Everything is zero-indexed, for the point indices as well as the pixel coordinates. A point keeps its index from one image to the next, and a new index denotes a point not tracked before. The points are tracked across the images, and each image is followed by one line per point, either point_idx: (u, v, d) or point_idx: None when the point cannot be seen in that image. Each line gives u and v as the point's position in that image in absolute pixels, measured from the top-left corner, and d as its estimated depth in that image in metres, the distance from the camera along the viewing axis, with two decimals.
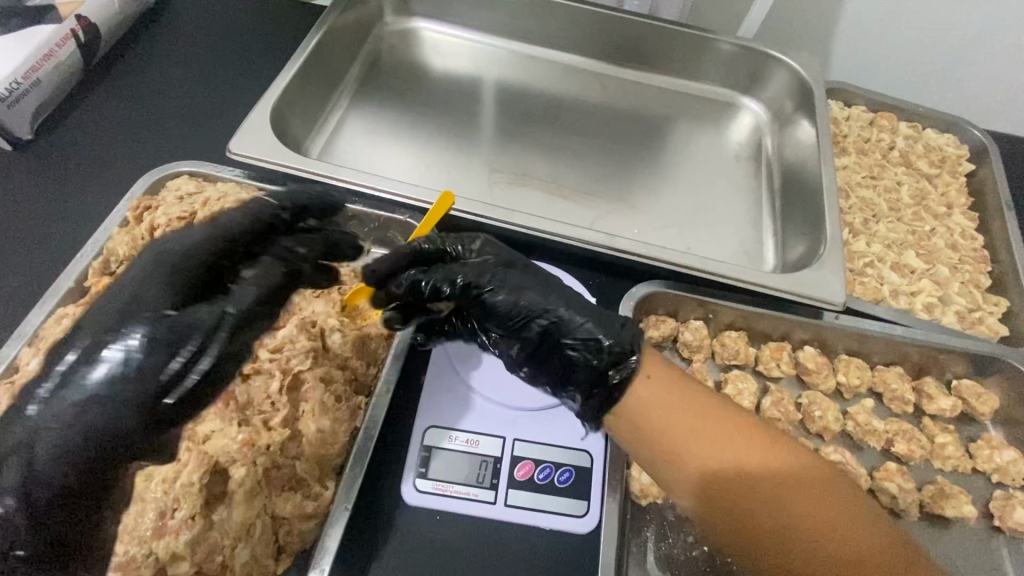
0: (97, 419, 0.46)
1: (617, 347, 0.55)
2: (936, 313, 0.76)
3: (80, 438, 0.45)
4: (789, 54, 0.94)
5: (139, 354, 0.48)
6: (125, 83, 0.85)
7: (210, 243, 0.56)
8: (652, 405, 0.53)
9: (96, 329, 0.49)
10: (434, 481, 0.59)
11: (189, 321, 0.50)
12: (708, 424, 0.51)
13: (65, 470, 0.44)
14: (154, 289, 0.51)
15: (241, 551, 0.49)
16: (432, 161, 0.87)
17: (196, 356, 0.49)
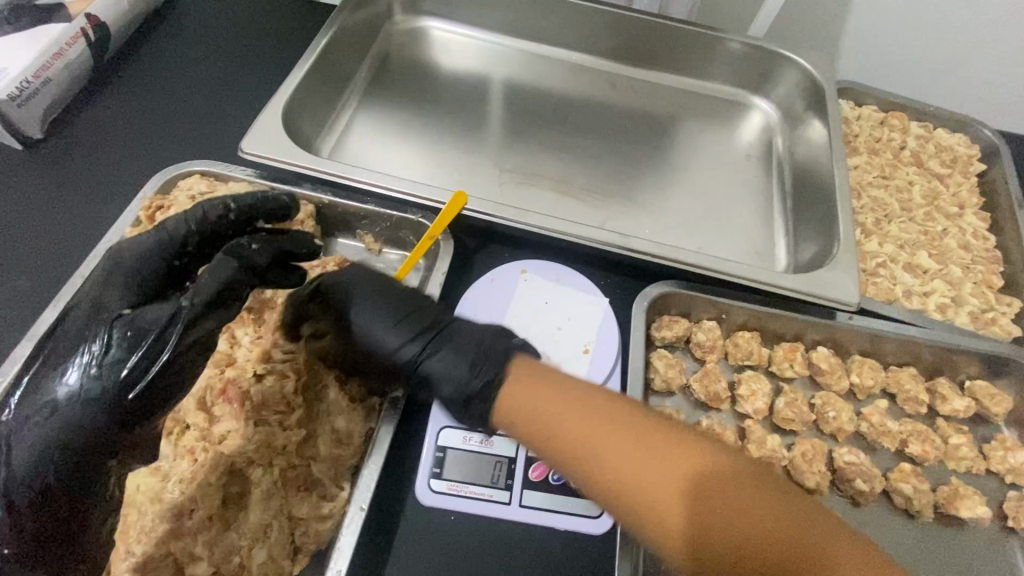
0: (73, 420, 0.43)
1: (465, 411, 0.54)
2: (949, 314, 0.75)
3: (54, 443, 0.42)
4: (800, 53, 0.94)
5: (103, 356, 0.44)
6: (134, 82, 0.84)
7: (159, 250, 0.52)
8: (557, 421, 0.47)
9: (69, 339, 0.47)
10: (449, 482, 0.58)
11: (147, 317, 0.45)
12: (618, 440, 0.46)
13: (43, 472, 0.42)
14: (112, 293, 0.49)
15: (258, 551, 0.51)
16: (442, 161, 0.87)
17: (155, 347, 0.43)
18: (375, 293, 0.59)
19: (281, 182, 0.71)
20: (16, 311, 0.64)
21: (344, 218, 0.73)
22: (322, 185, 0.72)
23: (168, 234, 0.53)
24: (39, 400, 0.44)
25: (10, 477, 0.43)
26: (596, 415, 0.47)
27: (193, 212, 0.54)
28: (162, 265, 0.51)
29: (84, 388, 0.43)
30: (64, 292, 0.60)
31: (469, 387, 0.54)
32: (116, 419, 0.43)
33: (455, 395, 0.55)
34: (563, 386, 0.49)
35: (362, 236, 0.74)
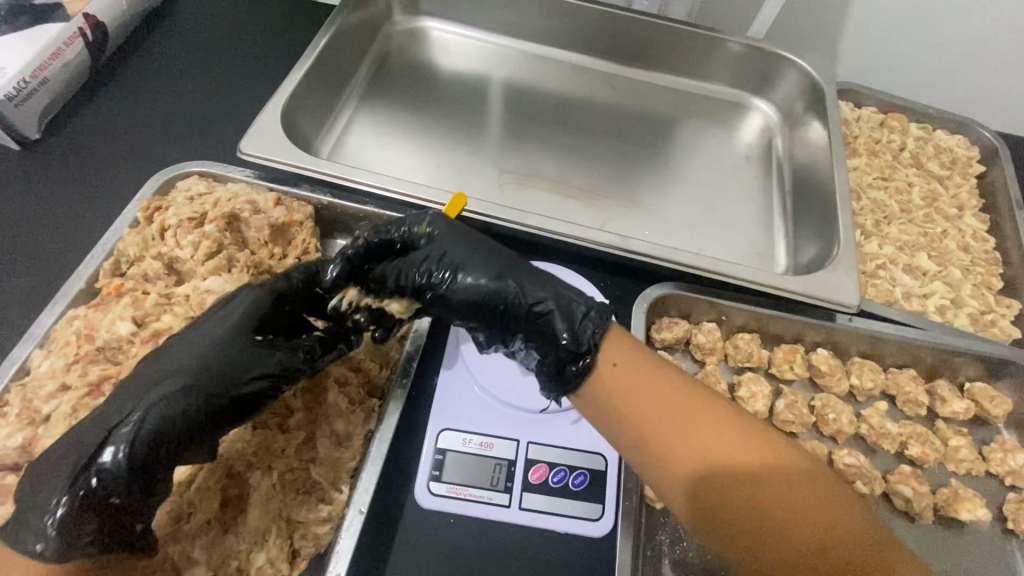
0: (185, 412, 0.45)
1: (577, 341, 0.53)
2: (949, 316, 0.75)
3: (189, 427, 0.45)
4: (800, 54, 0.93)
5: (249, 373, 0.48)
6: (132, 82, 0.84)
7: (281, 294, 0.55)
8: (628, 385, 0.51)
9: (196, 358, 0.47)
10: (448, 484, 0.58)
11: (270, 358, 0.50)
12: (688, 416, 0.49)
13: (162, 446, 0.44)
14: (225, 323, 0.50)
15: (257, 555, 0.50)
16: (442, 161, 0.87)
17: (264, 381, 0.49)
18: (463, 238, 0.58)
19: (280, 183, 0.71)
20: (11, 311, 0.64)
21: (343, 219, 0.72)
22: (321, 187, 0.72)
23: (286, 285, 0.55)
24: (155, 389, 0.45)
25: (136, 445, 0.43)
26: (663, 386, 0.51)
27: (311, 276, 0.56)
28: (275, 315, 0.53)
29: (215, 389, 0.46)
30: (61, 294, 0.60)
31: (582, 311, 0.54)
32: (223, 421, 0.47)
33: (569, 324, 0.54)
34: (639, 357, 0.53)
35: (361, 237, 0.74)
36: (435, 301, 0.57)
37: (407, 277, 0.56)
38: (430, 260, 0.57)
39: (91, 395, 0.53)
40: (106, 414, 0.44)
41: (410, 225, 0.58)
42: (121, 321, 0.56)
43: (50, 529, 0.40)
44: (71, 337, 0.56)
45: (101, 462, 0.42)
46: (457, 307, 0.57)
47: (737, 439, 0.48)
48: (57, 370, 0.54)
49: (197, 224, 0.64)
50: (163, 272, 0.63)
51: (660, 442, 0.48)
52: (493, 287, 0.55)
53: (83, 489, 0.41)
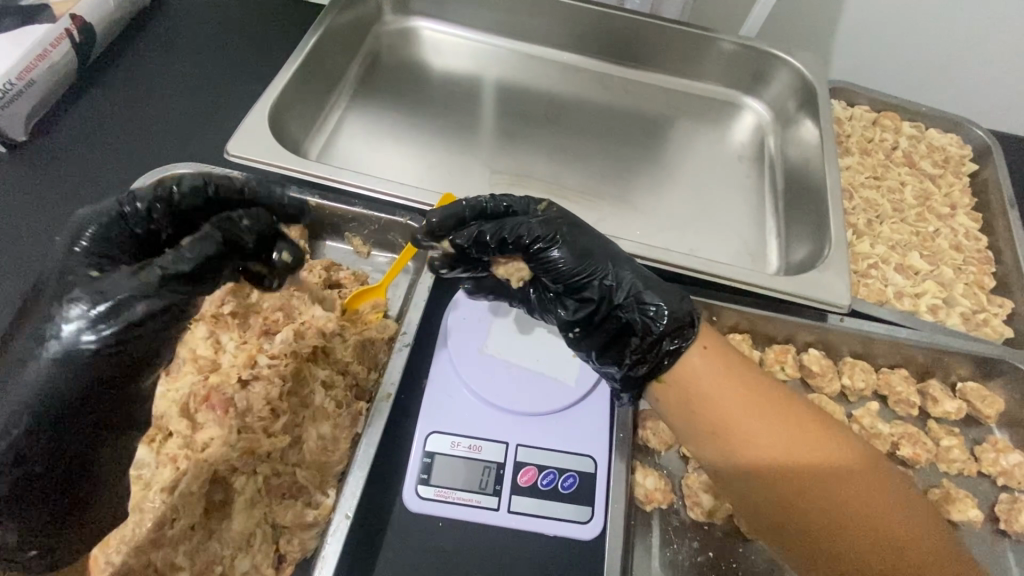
0: (42, 388, 0.44)
1: (679, 315, 0.55)
2: (940, 315, 0.75)
3: (46, 405, 0.44)
4: (792, 53, 0.93)
5: (80, 324, 0.44)
6: (119, 84, 0.84)
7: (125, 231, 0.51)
8: (709, 382, 0.54)
9: (44, 316, 0.46)
10: (436, 488, 0.58)
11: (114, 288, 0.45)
12: (761, 410, 0.53)
13: (33, 438, 0.44)
14: (72, 267, 0.48)
15: (241, 562, 0.51)
16: (433, 162, 0.86)
17: (122, 321, 0.45)
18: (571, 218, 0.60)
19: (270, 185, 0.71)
20: None
21: (332, 221, 0.72)
22: (312, 189, 0.71)
23: (128, 202, 0.52)
24: (19, 375, 0.45)
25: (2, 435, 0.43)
26: (740, 385, 0.54)
27: (171, 180, 0.52)
28: (130, 241, 0.52)
29: (63, 347, 0.44)
30: None
31: (677, 294, 0.56)
32: (86, 391, 0.45)
33: (666, 297, 0.56)
34: (720, 353, 0.56)
35: (351, 238, 0.74)
36: (541, 262, 0.58)
37: (523, 232, 0.57)
38: (547, 221, 0.58)
39: None
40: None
41: (531, 203, 0.62)
42: None
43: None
44: None
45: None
46: (562, 272, 0.57)
47: (804, 435, 0.52)
48: None
49: None
50: None
51: (730, 428, 0.53)
52: (598, 260, 0.57)
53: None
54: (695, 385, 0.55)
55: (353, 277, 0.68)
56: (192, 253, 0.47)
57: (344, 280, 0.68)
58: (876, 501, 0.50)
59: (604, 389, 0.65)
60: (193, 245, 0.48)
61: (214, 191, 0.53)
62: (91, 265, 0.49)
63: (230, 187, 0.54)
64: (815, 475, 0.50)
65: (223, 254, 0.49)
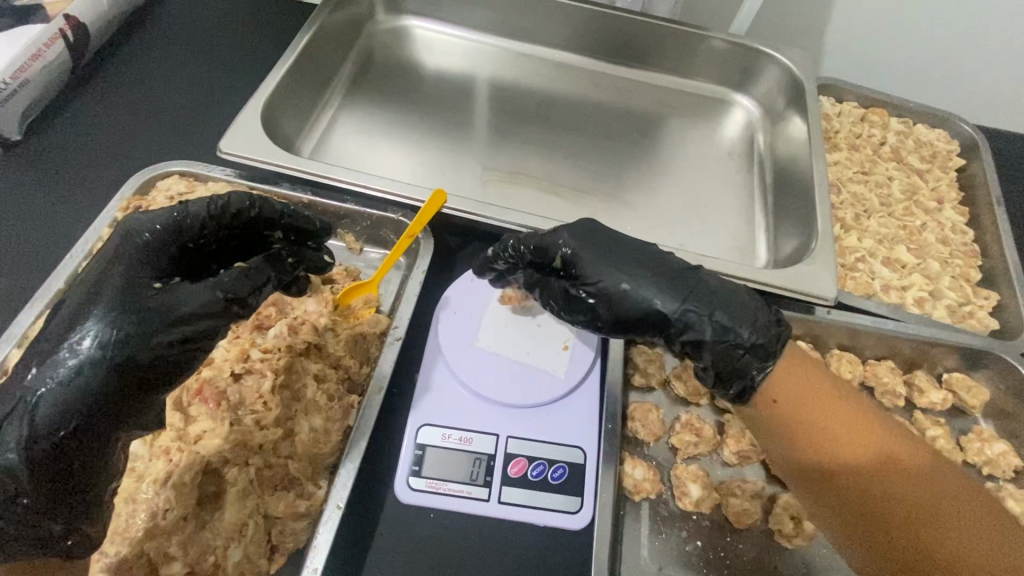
0: (86, 393, 0.41)
1: (736, 374, 0.56)
2: (927, 307, 0.76)
3: (78, 410, 0.41)
4: (780, 50, 0.94)
5: (104, 339, 0.42)
6: (113, 83, 0.84)
7: (164, 236, 0.47)
8: (790, 390, 0.55)
9: (67, 320, 0.44)
10: (427, 479, 0.58)
11: (157, 306, 0.44)
12: (842, 428, 0.52)
13: (58, 438, 0.40)
14: (118, 274, 0.45)
15: (233, 551, 0.50)
16: (425, 160, 0.87)
17: (177, 334, 0.44)
18: (606, 267, 0.59)
19: (263, 183, 0.72)
20: None
21: (324, 218, 0.73)
22: (303, 187, 0.71)
23: (184, 213, 0.47)
24: (46, 366, 0.42)
25: (38, 429, 0.40)
26: (824, 403, 0.53)
27: (220, 194, 0.49)
28: (176, 248, 0.47)
29: (85, 358, 0.42)
30: (39, 294, 0.60)
31: (744, 349, 0.55)
32: (135, 394, 0.43)
33: (729, 358, 0.56)
34: (807, 369, 0.56)
35: (343, 235, 0.75)
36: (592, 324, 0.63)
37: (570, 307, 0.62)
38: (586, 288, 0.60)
39: None
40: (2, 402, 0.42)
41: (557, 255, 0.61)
42: None
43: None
44: None
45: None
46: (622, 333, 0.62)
47: (889, 453, 0.51)
48: None
49: None
50: None
51: (806, 444, 0.53)
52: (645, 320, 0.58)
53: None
54: (774, 392, 0.56)
55: (346, 272, 0.69)
56: (246, 280, 0.47)
57: (336, 276, 0.68)
58: (955, 531, 0.46)
59: (593, 381, 0.66)
60: (247, 274, 0.48)
61: (257, 215, 0.51)
62: (153, 277, 0.46)
63: (272, 214, 0.51)
64: (869, 488, 0.50)
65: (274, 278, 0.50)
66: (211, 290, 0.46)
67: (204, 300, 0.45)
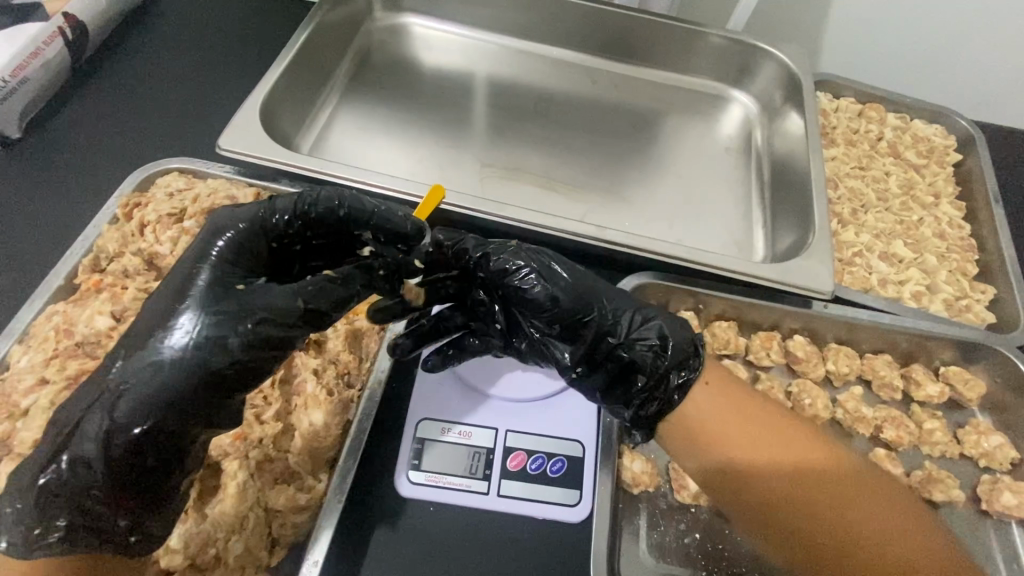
0: (169, 388, 0.42)
1: (682, 345, 0.55)
2: (924, 301, 0.77)
3: (164, 404, 0.42)
4: (777, 46, 0.94)
5: (190, 338, 0.43)
6: (112, 81, 0.84)
7: (254, 234, 0.49)
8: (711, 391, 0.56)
9: (152, 317, 0.44)
10: (427, 473, 0.59)
11: (242, 307, 0.45)
12: (760, 429, 0.54)
13: (140, 431, 0.41)
14: (205, 271, 0.46)
15: (235, 544, 0.50)
16: (423, 156, 0.87)
17: (255, 338, 0.44)
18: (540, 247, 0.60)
19: (263, 179, 0.72)
20: None
21: None
22: (300, 181, 0.71)
23: (271, 212, 0.50)
24: (132, 359, 0.42)
25: (119, 421, 0.41)
26: (745, 409, 0.55)
27: (309, 194, 0.51)
28: (263, 245, 0.50)
29: (170, 355, 0.42)
30: (39, 291, 0.60)
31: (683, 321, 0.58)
32: (213, 395, 0.44)
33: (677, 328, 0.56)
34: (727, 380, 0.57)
35: None
36: (525, 296, 0.55)
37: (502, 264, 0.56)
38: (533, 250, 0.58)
39: (70, 388, 0.54)
40: (84, 393, 0.43)
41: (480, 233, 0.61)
42: (99, 315, 0.58)
43: (17, 522, 0.39)
44: (49, 332, 0.57)
45: (78, 450, 0.41)
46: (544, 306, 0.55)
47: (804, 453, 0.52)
48: (28, 358, 0.56)
49: (176, 220, 0.65)
50: (143, 268, 0.63)
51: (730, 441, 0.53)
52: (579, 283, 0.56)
53: (55, 477, 0.40)
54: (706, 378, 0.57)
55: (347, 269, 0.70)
56: (328, 291, 0.49)
57: None
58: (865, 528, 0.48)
59: None
60: (336, 278, 0.50)
61: (344, 216, 0.52)
62: (239, 278, 0.47)
63: (361, 212, 0.52)
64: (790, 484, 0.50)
65: (359, 293, 0.51)
66: (292, 297, 0.47)
67: (291, 307, 0.46)
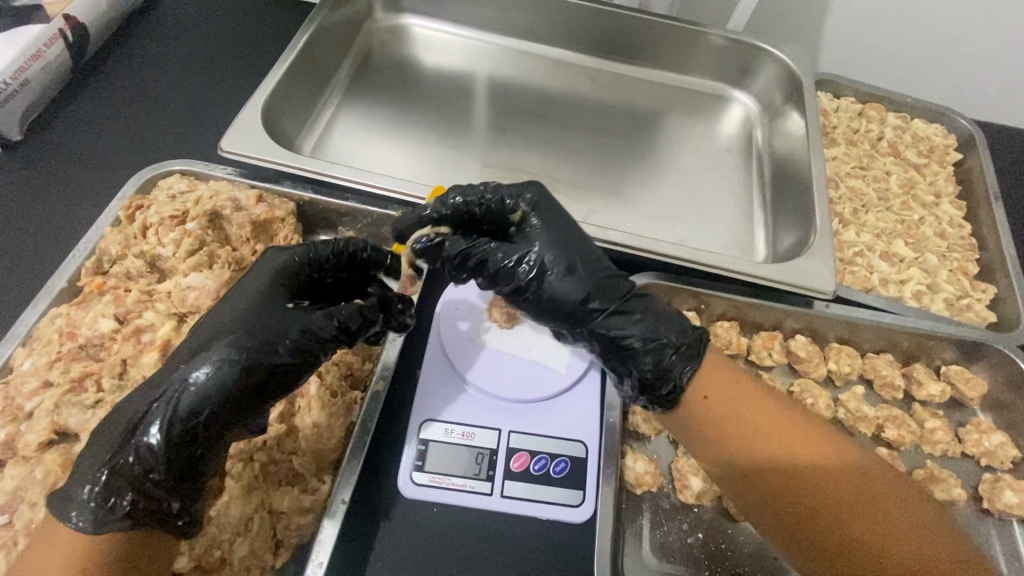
0: (220, 385, 0.45)
1: (661, 373, 0.55)
2: (925, 301, 0.77)
3: (220, 397, 0.45)
4: (778, 45, 0.94)
5: (234, 346, 0.46)
6: (112, 83, 0.84)
7: (296, 268, 0.54)
8: (718, 388, 0.56)
9: (209, 329, 0.48)
10: (430, 474, 0.59)
11: (284, 322, 0.49)
12: (769, 427, 0.53)
13: (197, 419, 0.44)
14: (260, 291, 0.51)
15: (239, 546, 0.51)
16: (424, 157, 0.87)
17: (291, 345, 0.48)
18: (557, 237, 0.58)
19: (266, 180, 0.72)
20: None
21: (325, 215, 0.72)
22: (303, 183, 0.71)
23: (313, 250, 0.55)
24: (195, 359, 0.45)
25: (183, 408, 0.43)
26: (754, 407, 0.55)
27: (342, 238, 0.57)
28: (304, 276, 0.54)
29: (222, 354, 0.45)
30: (42, 295, 0.60)
31: (672, 351, 0.55)
32: (254, 398, 0.46)
33: (658, 358, 0.55)
34: (734, 379, 0.57)
35: (344, 232, 0.74)
36: (526, 298, 0.58)
37: (507, 273, 0.57)
38: (526, 247, 0.58)
39: (74, 391, 0.54)
40: (150, 386, 0.45)
41: (514, 204, 0.60)
42: (103, 317, 0.58)
43: (88, 501, 0.41)
44: (53, 334, 0.57)
45: (143, 438, 0.42)
46: (543, 311, 0.58)
47: (814, 450, 0.51)
48: (33, 361, 0.56)
49: (179, 221, 0.64)
50: (146, 270, 0.63)
51: (739, 440, 0.53)
52: (569, 297, 0.56)
53: (121, 464, 0.42)
54: (704, 389, 0.56)
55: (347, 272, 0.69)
56: (358, 319, 0.52)
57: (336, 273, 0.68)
58: (879, 522, 0.47)
59: (593, 376, 0.66)
60: (360, 310, 0.53)
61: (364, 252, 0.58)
62: (286, 298, 0.52)
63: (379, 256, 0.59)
64: (802, 482, 0.50)
65: (378, 323, 0.54)
66: (327, 318, 0.51)
67: (324, 326, 0.50)
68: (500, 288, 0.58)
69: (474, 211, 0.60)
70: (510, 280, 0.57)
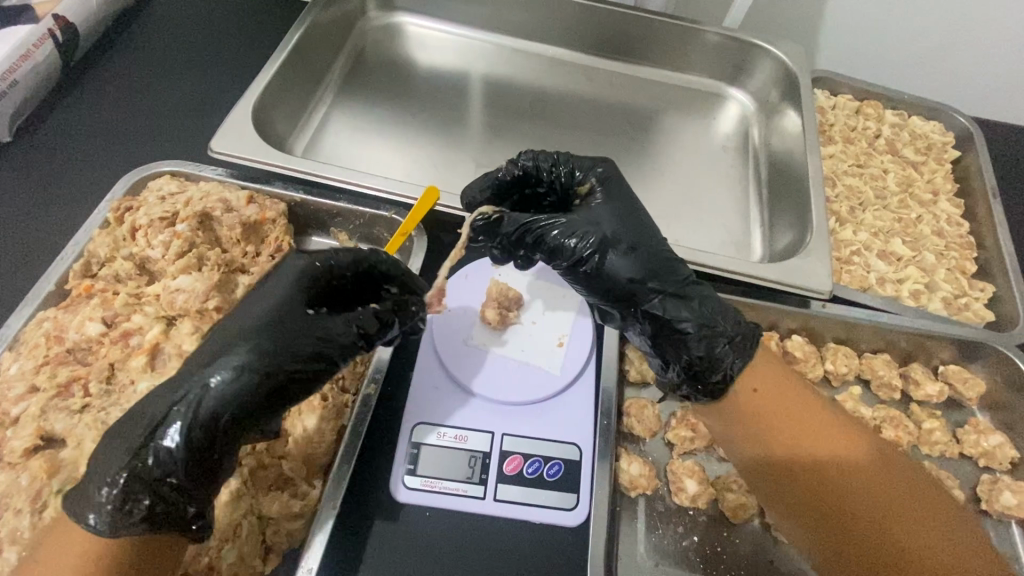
0: (238, 393, 0.44)
1: (714, 362, 0.53)
2: (922, 300, 0.76)
3: (239, 404, 0.44)
4: (775, 43, 0.94)
5: (258, 351, 0.45)
6: (102, 84, 0.84)
7: (312, 275, 0.50)
8: (762, 383, 0.55)
9: (224, 335, 0.46)
10: (422, 478, 0.58)
11: (306, 327, 0.47)
12: (811, 424, 0.53)
13: (214, 426, 0.43)
14: (279, 296, 0.48)
15: (227, 552, 0.51)
16: (418, 157, 0.87)
17: (314, 351, 0.47)
18: (620, 212, 0.55)
19: (255, 182, 0.71)
20: None
21: (317, 216, 0.72)
22: (294, 184, 0.71)
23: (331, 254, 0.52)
24: (217, 362, 0.44)
25: (202, 413, 0.43)
26: (796, 404, 0.54)
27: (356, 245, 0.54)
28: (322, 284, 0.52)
29: (244, 360, 0.45)
30: (29, 299, 0.59)
31: (726, 341, 0.53)
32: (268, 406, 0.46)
33: (711, 346, 0.53)
34: (778, 375, 0.56)
35: (337, 233, 0.74)
36: (582, 270, 0.54)
37: (565, 244, 0.53)
38: (588, 218, 0.55)
39: (60, 396, 0.54)
40: (169, 387, 0.44)
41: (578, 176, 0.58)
42: (90, 321, 0.58)
43: (106, 503, 0.40)
44: (40, 338, 0.57)
45: (162, 441, 0.42)
46: (597, 286, 0.54)
47: (852, 450, 0.51)
48: (21, 365, 0.55)
49: (168, 223, 0.64)
50: (134, 272, 0.63)
51: (779, 435, 0.53)
52: (625, 276, 0.53)
53: (139, 467, 0.41)
54: (753, 380, 0.55)
55: None
56: (378, 325, 0.51)
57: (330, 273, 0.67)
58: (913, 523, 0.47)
59: (587, 378, 0.65)
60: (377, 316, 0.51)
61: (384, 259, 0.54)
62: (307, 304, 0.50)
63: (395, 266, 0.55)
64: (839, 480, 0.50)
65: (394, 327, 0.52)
66: (346, 324, 0.49)
67: (345, 332, 0.49)
68: (552, 261, 0.55)
69: (542, 177, 0.60)
70: (566, 251, 0.53)
